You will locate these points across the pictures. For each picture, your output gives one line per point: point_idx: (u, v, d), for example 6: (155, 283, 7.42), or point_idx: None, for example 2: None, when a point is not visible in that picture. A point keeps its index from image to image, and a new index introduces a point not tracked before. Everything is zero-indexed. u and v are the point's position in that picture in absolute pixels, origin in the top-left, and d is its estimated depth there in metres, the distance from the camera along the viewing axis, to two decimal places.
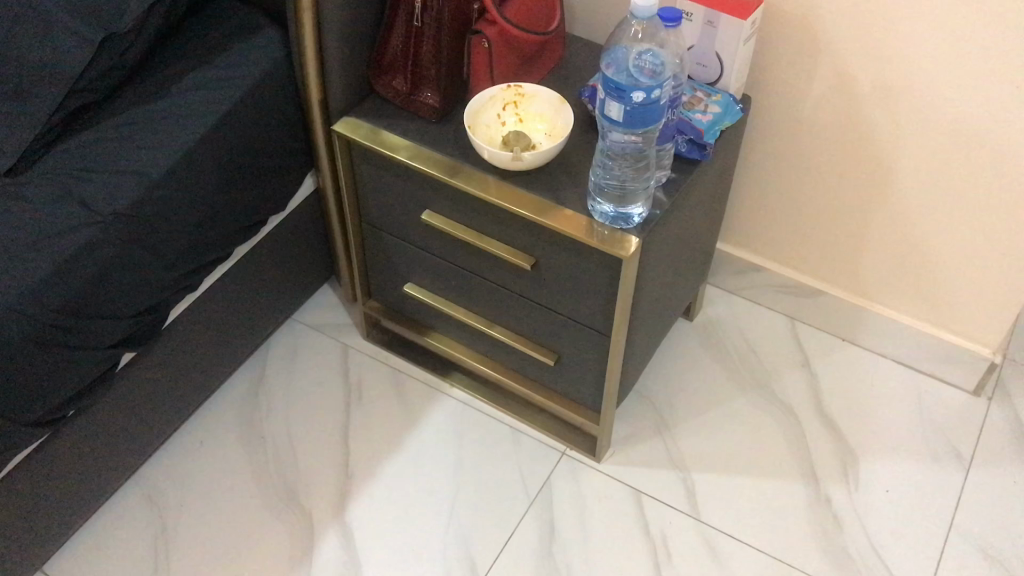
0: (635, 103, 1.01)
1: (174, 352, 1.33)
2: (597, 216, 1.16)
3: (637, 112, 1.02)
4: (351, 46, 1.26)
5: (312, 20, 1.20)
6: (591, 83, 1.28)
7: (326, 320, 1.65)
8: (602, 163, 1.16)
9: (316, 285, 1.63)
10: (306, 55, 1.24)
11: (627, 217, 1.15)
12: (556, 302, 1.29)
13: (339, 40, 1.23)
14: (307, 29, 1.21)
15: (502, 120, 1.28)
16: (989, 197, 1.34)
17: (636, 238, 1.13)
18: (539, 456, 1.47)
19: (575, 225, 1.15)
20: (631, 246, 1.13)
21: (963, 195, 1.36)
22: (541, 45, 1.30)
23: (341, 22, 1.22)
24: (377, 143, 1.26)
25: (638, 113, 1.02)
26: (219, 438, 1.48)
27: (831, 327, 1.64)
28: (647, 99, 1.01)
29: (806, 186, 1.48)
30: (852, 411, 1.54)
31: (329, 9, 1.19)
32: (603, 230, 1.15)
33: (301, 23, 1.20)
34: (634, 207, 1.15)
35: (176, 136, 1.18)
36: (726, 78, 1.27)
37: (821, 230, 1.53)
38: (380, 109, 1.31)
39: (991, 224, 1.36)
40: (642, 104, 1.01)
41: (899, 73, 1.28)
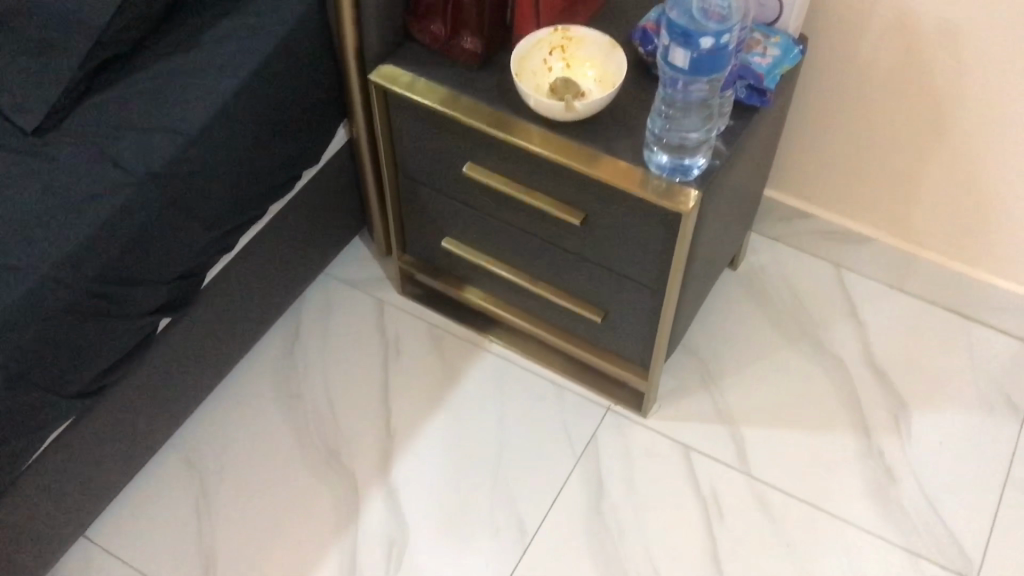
0: (703, 51, 0.95)
1: (210, 313, 1.29)
2: (653, 167, 1.11)
3: (704, 61, 0.97)
4: None
5: None
6: (643, 23, 1.21)
7: (357, 274, 1.60)
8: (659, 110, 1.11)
9: (348, 237, 1.57)
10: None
11: (686, 169, 1.10)
12: (607, 258, 1.24)
13: None
14: None
15: (549, 66, 1.20)
16: None
17: (696, 192, 1.08)
18: (583, 412, 1.43)
19: (630, 177, 1.11)
20: (689, 199, 1.08)
21: None
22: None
23: None
24: (418, 92, 1.20)
25: (706, 62, 0.97)
26: (255, 398, 1.44)
27: (880, 275, 1.59)
28: (715, 47, 0.96)
29: (861, 128, 1.42)
30: (902, 360, 1.50)
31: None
32: (659, 182, 1.10)
33: None
34: (694, 158, 1.10)
35: (211, 91, 1.12)
36: (786, 18, 1.20)
37: (875, 173, 1.47)
38: (419, 57, 1.24)
39: None
40: (711, 53, 0.96)
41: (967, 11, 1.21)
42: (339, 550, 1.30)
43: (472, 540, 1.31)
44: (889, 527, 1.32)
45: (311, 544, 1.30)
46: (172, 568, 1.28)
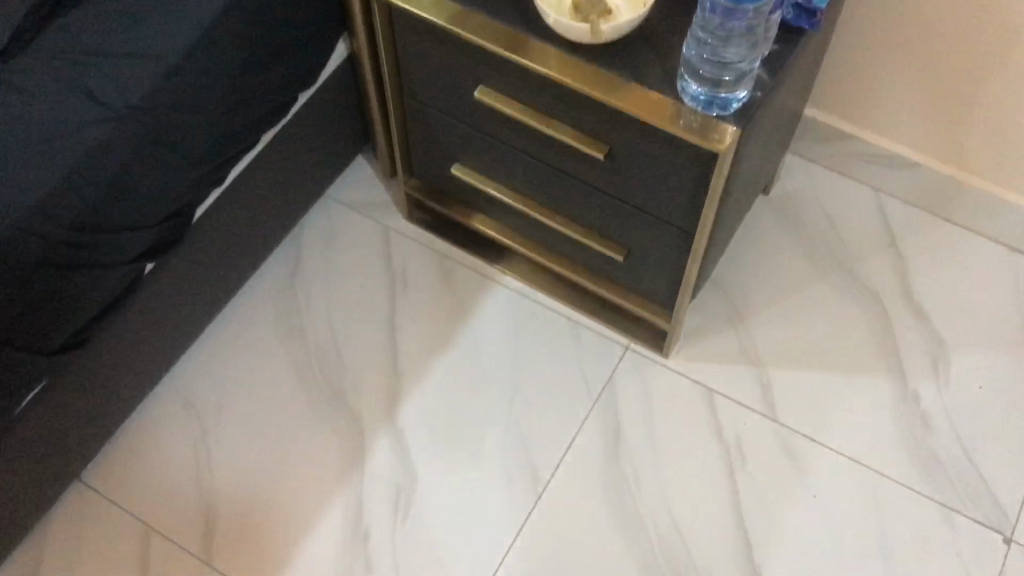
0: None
1: (203, 250, 1.20)
2: (687, 98, 0.99)
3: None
4: None
5: None
6: None
7: (362, 197, 1.50)
8: (695, 35, 0.98)
9: (352, 158, 1.46)
10: None
11: (723, 102, 0.98)
12: (632, 195, 1.14)
13: None
14: None
15: None
16: None
17: (736, 130, 0.97)
18: (601, 350, 1.35)
19: (659, 111, 0.99)
20: (726, 137, 0.97)
21: None
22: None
23: None
24: (423, 8, 1.07)
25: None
26: (255, 332, 1.37)
27: (923, 203, 1.47)
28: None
29: (914, 46, 1.28)
30: (943, 297, 1.40)
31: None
32: (692, 117, 0.98)
33: None
34: (733, 91, 0.98)
35: (193, 11, 1.00)
36: None
37: (926, 95, 1.34)
38: None
39: None
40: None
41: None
42: (344, 496, 1.24)
43: (483, 487, 1.25)
44: (921, 479, 1.25)
45: (315, 489, 1.25)
46: (171, 512, 1.23)
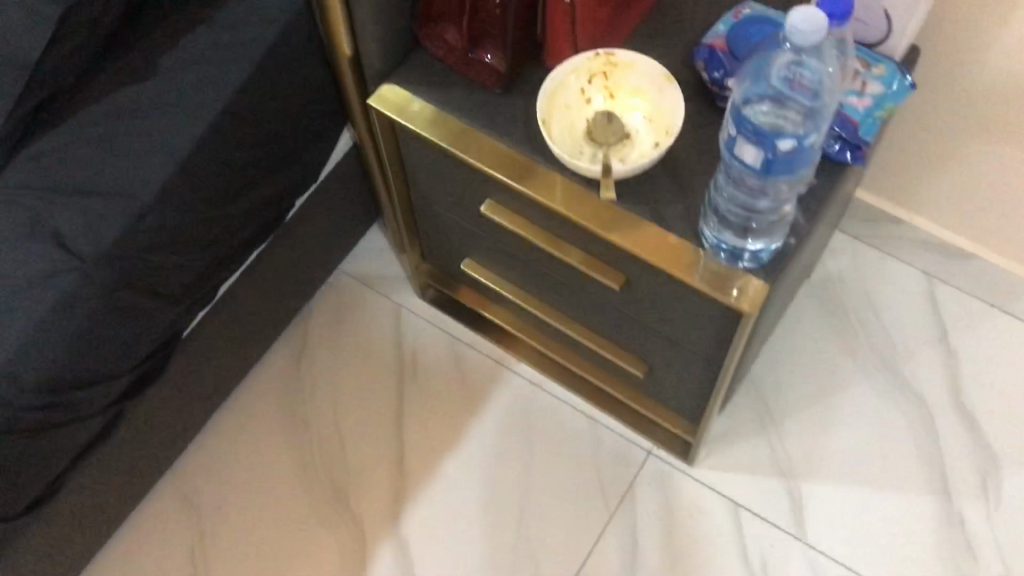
0: (780, 154, 0.71)
1: (197, 360, 1.13)
2: (710, 246, 0.88)
3: (780, 163, 0.72)
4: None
5: None
6: (707, 41, 0.96)
7: (374, 271, 1.41)
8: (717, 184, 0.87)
9: (362, 231, 1.38)
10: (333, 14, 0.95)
11: (748, 254, 0.88)
12: (651, 320, 1.04)
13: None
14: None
15: (587, 96, 0.96)
16: None
17: (764, 287, 0.86)
18: (621, 455, 1.27)
19: (677, 258, 0.89)
20: (750, 293, 0.86)
21: None
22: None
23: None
24: (425, 125, 0.98)
25: (783, 165, 0.72)
26: (258, 423, 1.31)
27: (981, 292, 1.33)
28: (797, 147, 0.71)
29: (979, 138, 1.15)
30: (999, 402, 1.27)
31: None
32: (713, 267, 0.88)
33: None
34: (760, 241, 0.87)
35: (169, 141, 0.92)
36: (896, 39, 0.92)
37: (990, 186, 1.20)
38: (427, 72, 1.01)
39: None
40: (790, 156, 0.71)
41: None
42: None
43: None
44: None
45: None
46: None
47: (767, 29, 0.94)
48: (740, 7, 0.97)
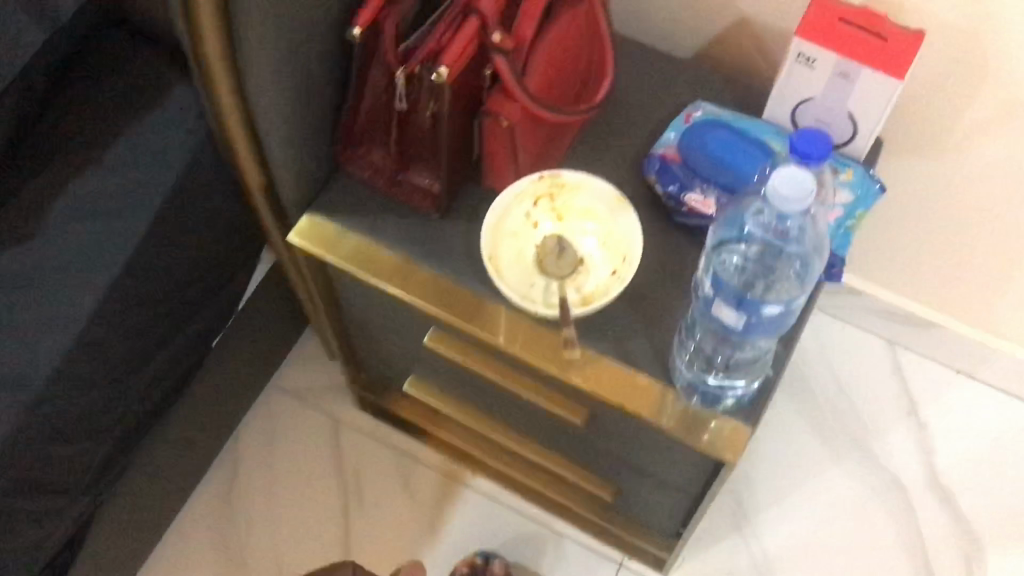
0: (762, 319, 0.64)
1: (117, 527, 1.01)
2: (679, 382, 0.81)
3: (762, 326, 0.65)
4: (302, 121, 0.86)
5: (233, 96, 0.80)
6: (659, 151, 0.88)
7: (306, 382, 1.30)
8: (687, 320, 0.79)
9: (289, 343, 1.27)
10: (234, 135, 0.84)
11: (719, 397, 0.80)
12: (618, 448, 0.96)
13: (281, 120, 0.83)
14: (229, 105, 0.81)
15: (534, 220, 0.87)
16: None
17: (743, 429, 0.79)
18: (590, 569, 1.18)
19: (642, 399, 0.81)
20: (727, 438, 0.79)
21: None
22: (581, 77, 0.86)
23: (280, 98, 0.82)
24: (355, 261, 0.88)
25: (765, 328, 0.65)
26: (191, 570, 1.19)
27: (944, 358, 1.29)
28: (781, 310, 0.64)
29: (941, 214, 1.09)
30: (973, 476, 1.23)
31: (252, 73, 0.78)
32: (681, 410, 0.81)
33: (219, 102, 0.81)
34: (735, 383, 0.79)
35: (61, 317, 0.79)
36: (860, 142, 0.85)
37: (951, 260, 1.14)
38: (353, 199, 0.91)
39: None
40: (773, 321, 0.64)
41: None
42: None
43: None
44: None
45: None
46: None
47: (722, 135, 0.87)
48: (690, 108, 0.90)
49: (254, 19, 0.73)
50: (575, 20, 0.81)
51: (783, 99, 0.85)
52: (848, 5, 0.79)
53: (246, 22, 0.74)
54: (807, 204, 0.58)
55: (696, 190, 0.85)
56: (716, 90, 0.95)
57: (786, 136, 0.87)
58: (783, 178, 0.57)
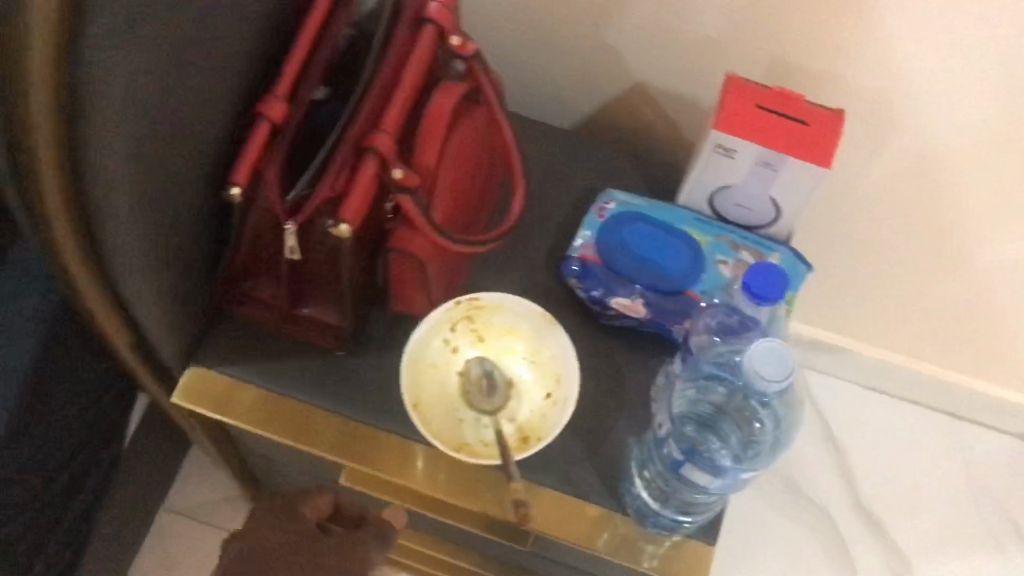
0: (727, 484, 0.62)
1: None
2: (630, 506, 0.76)
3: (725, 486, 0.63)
4: (181, 286, 0.73)
5: (98, 287, 0.67)
6: (578, 253, 0.81)
7: (198, 499, 1.18)
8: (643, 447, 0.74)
9: (174, 462, 1.14)
10: (103, 319, 0.71)
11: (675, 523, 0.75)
12: (562, 560, 0.90)
13: (157, 297, 0.71)
14: (93, 295, 0.68)
15: (453, 346, 0.78)
16: None
17: (703, 549, 0.75)
18: None
19: (586, 527, 0.76)
20: (685, 559, 0.75)
21: None
22: (487, 181, 0.78)
23: (156, 277, 0.69)
24: (254, 416, 0.78)
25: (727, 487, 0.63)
26: None
27: (849, 375, 1.29)
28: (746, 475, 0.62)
29: (845, 250, 1.08)
30: (891, 491, 1.24)
31: (120, 264, 0.65)
32: (632, 536, 0.76)
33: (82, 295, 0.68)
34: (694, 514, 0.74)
35: None
36: (783, 222, 0.81)
37: (856, 288, 1.14)
38: (242, 344, 0.80)
39: None
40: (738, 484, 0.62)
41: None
42: None
43: None
44: None
45: None
46: None
47: (641, 228, 0.81)
48: (602, 200, 0.83)
49: (117, 215, 0.61)
50: (474, 126, 0.73)
51: (702, 185, 0.80)
52: (764, 90, 0.75)
53: (108, 220, 0.61)
54: (788, 382, 0.53)
55: (623, 293, 0.79)
56: (623, 168, 0.89)
57: (706, 223, 0.81)
58: (763, 350, 0.53)
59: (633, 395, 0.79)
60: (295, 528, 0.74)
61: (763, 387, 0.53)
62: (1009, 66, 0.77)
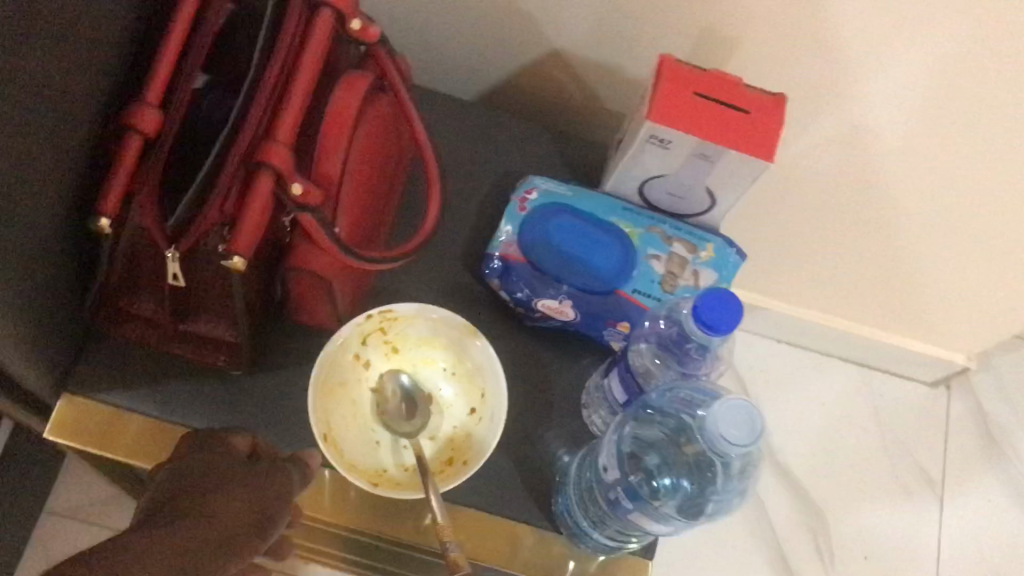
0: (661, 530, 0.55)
1: None
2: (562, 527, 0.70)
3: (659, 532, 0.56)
4: (45, 320, 0.63)
5: None
6: (500, 250, 0.74)
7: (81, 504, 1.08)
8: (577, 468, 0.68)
9: (50, 469, 1.03)
10: None
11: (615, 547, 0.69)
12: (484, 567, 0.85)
13: (15, 341, 0.60)
14: None
15: (366, 360, 0.71)
16: (1013, 246, 0.96)
17: (639, 562, 0.71)
18: None
19: (500, 546, 0.69)
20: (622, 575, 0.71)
21: (975, 238, 0.97)
22: (393, 174, 0.69)
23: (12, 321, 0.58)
24: (142, 449, 0.69)
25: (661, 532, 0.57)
26: None
27: (764, 333, 1.27)
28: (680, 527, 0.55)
29: (767, 215, 1.03)
30: (807, 448, 1.24)
31: None
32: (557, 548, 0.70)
33: None
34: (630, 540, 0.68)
35: None
36: (719, 212, 0.75)
37: (775, 251, 1.10)
38: (121, 366, 0.71)
39: (1003, 266, 1.01)
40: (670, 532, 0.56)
41: (965, 136, 0.81)
42: None
43: None
44: None
45: None
46: None
47: (568, 222, 0.74)
48: (525, 189, 0.76)
49: None
50: (381, 118, 0.65)
51: (631, 175, 0.74)
52: (701, 75, 0.68)
53: None
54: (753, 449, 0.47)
55: (549, 295, 0.73)
56: (540, 151, 0.81)
57: (634, 213, 0.75)
58: (735, 413, 0.46)
59: (560, 405, 0.74)
60: (221, 453, 0.62)
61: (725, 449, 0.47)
62: (954, 46, 0.72)
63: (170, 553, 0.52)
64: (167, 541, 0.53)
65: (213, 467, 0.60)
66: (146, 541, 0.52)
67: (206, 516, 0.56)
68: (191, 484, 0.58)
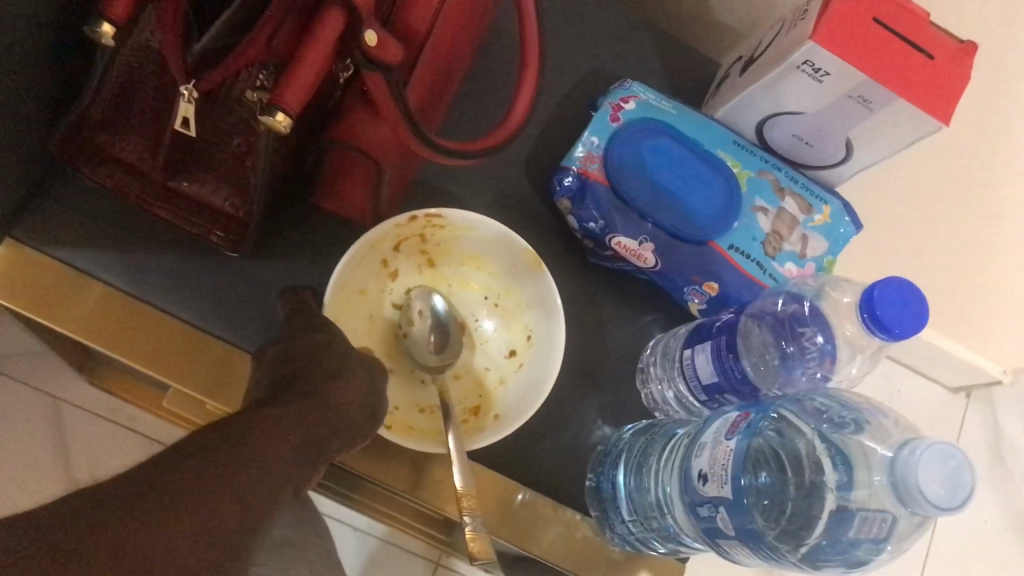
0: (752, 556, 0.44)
1: None
2: (596, 505, 0.58)
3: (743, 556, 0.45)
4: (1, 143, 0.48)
5: None
6: (578, 165, 0.59)
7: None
8: (638, 448, 0.55)
9: None
10: None
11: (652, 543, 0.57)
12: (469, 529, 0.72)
13: None
14: None
15: (393, 266, 0.58)
16: None
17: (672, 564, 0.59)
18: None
19: (519, 518, 0.57)
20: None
21: None
22: (469, 42, 0.53)
23: None
24: (98, 325, 0.54)
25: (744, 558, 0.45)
26: None
27: None
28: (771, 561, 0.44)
29: None
30: None
31: None
32: (583, 533, 0.58)
33: None
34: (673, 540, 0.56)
35: None
36: (848, 167, 0.61)
37: None
38: (82, 223, 0.55)
39: None
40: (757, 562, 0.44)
41: None
42: None
43: None
44: None
45: None
46: None
47: (665, 145, 0.60)
48: (619, 94, 0.61)
49: None
50: None
51: (755, 105, 0.59)
52: None
53: None
54: (952, 511, 0.38)
55: (629, 230, 0.59)
56: (628, 61, 0.66)
57: (746, 150, 0.62)
58: (945, 469, 0.38)
59: (610, 368, 0.61)
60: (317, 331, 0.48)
61: (921, 507, 0.38)
62: None
63: (286, 441, 0.36)
64: (278, 423, 0.37)
65: (313, 352, 0.44)
66: (255, 418, 0.36)
67: (324, 398, 0.40)
68: (289, 374, 0.42)
